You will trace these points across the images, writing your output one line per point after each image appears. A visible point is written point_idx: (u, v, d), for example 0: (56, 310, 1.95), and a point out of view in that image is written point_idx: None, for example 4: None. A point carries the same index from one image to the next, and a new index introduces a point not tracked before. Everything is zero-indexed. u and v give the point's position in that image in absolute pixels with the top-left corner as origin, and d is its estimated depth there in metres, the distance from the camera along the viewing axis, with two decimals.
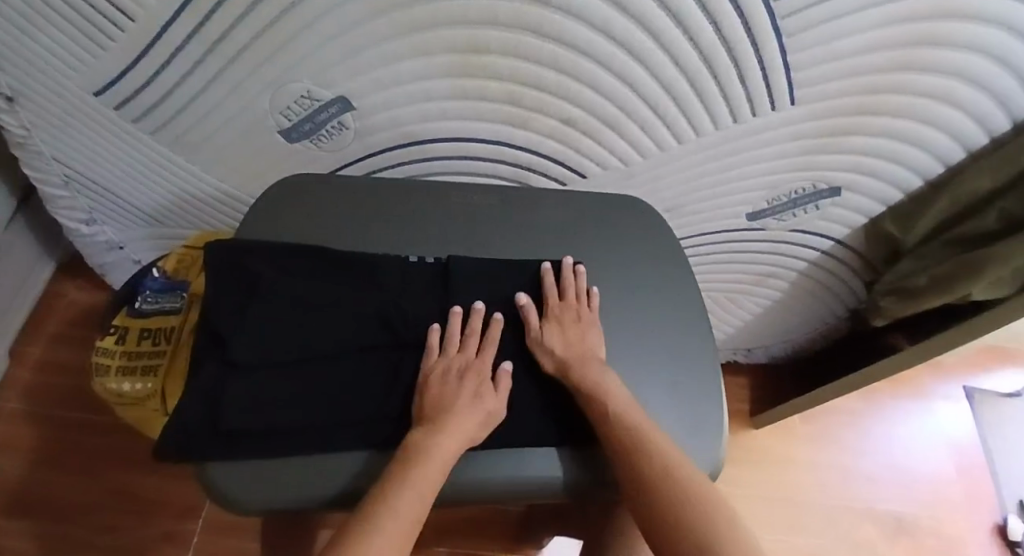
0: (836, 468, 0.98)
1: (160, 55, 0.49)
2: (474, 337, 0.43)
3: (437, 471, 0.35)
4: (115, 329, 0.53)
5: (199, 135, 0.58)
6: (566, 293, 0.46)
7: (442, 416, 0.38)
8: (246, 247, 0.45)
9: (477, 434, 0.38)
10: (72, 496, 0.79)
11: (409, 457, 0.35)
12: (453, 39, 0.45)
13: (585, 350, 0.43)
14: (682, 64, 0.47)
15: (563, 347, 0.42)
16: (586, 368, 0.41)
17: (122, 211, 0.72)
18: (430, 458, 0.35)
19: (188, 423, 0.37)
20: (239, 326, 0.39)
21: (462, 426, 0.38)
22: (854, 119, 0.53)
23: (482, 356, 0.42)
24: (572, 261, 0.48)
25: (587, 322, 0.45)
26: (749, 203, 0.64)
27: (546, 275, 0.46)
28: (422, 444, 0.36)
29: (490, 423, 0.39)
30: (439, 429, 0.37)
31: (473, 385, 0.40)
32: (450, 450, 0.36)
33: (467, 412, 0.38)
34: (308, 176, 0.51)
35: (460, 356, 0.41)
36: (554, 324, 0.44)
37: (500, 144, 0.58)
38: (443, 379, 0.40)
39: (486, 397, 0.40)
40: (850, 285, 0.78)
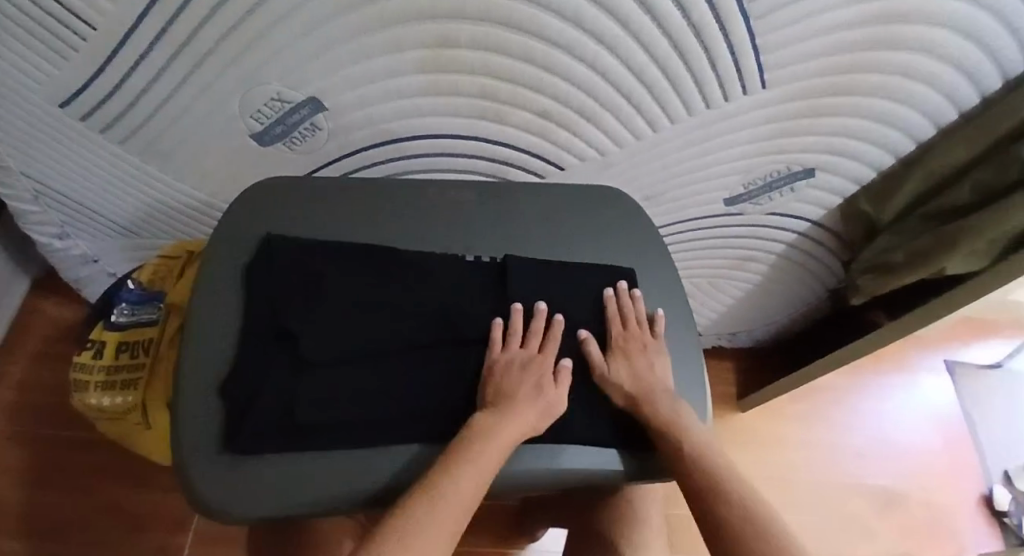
0: (824, 447, 0.99)
1: (126, 61, 0.48)
2: (537, 335, 0.43)
3: (500, 452, 0.36)
4: (93, 343, 0.53)
5: (170, 142, 0.57)
6: (630, 320, 0.46)
7: (507, 402, 0.39)
8: (302, 243, 0.44)
9: (539, 423, 0.39)
10: (56, 517, 0.77)
11: (474, 435, 0.36)
12: (423, 34, 0.45)
13: (654, 384, 0.43)
14: (653, 51, 0.47)
15: (633, 383, 0.43)
16: (658, 405, 0.42)
17: (94, 223, 0.71)
18: (495, 439, 0.36)
19: (261, 418, 0.36)
20: (309, 321, 0.39)
21: (524, 411, 0.39)
22: (824, 100, 0.53)
23: (544, 353, 0.43)
24: (628, 285, 0.48)
25: (653, 351, 0.45)
26: (727, 188, 0.64)
27: (610, 302, 0.47)
28: (486, 430, 0.37)
29: (550, 416, 0.40)
30: (505, 412, 0.38)
31: (536, 378, 0.41)
32: (514, 433, 0.37)
33: (529, 403, 0.39)
34: (280, 180, 0.49)
35: (524, 351, 0.42)
36: (622, 354, 0.44)
37: (476, 139, 0.58)
38: (509, 372, 0.40)
39: (548, 390, 0.41)
40: (829, 266, 0.79)
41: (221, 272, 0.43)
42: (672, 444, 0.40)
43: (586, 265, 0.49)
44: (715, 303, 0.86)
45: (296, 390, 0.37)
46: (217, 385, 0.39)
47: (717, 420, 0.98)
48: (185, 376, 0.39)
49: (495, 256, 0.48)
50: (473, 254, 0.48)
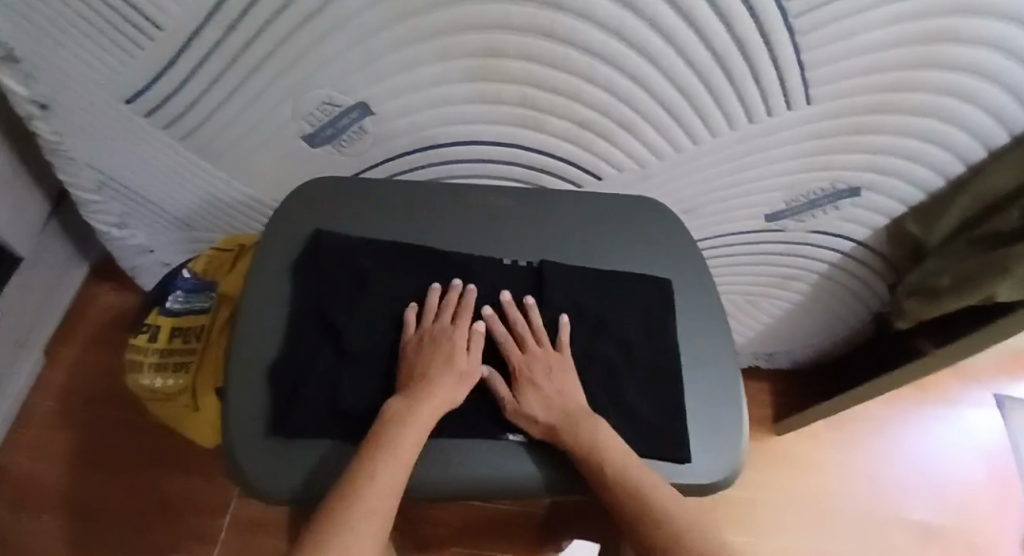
0: (862, 475, 0.96)
1: (189, 63, 0.51)
2: (449, 308, 0.42)
3: (415, 438, 0.35)
4: (148, 327, 0.55)
5: (224, 140, 0.60)
6: (528, 341, 0.42)
7: (420, 385, 0.37)
8: (349, 239, 0.46)
9: (455, 398, 0.38)
10: (102, 494, 0.81)
11: (387, 423, 0.35)
12: (468, 44, 0.47)
13: (569, 406, 0.39)
14: (696, 64, 0.47)
15: (547, 411, 0.38)
16: (579, 427, 0.38)
17: (152, 215, 0.75)
18: (408, 426, 0.35)
19: (310, 404, 0.38)
20: (354, 316, 0.41)
21: (437, 394, 0.37)
22: (870, 118, 0.53)
23: (457, 323, 0.42)
24: (512, 299, 0.44)
25: (561, 369, 0.41)
26: (769, 203, 0.63)
27: (496, 326, 0.42)
28: (397, 412, 0.36)
29: (466, 382, 0.39)
30: (418, 398, 0.36)
31: (448, 350, 0.40)
32: (429, 418, 0.36)
33: (440, 377, 0.38)
34: (332, 181, 0.50)
35: (433, 325, 0.41)
36: (528, 382, 0.39)
37: (516, 147, 0.59)
38: (418, 350, 0.40)
39: (460, 360, 0.40)
40: (871, 286, 0.77)
41: (272, 264, 0.45)
42: (593, 468, 0.36)
43: (628, 273, 0.48)
44: (751, 320, 0.84)
45: (342, 379, 0.39)
46: (262, 369, 0.41)
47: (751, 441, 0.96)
48: (234, 358, 0.41)
49: (530, 260, 0.48)
50: (510, 258, 0.48)
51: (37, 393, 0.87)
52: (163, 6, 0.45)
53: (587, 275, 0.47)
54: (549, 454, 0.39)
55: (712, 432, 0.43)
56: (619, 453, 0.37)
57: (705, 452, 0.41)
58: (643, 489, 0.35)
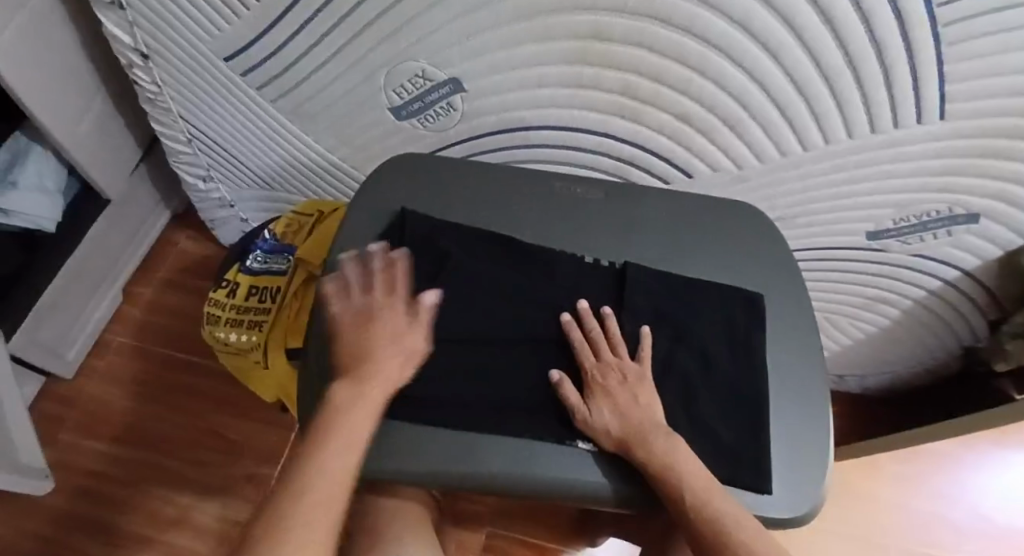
0: (923, 516, 0.90)
1: (292, 25, 0.51)
2: (385, 279, 0.42)
3: (361, 424, 0.35)
4: (228, 282, 0.58)
5: (314, 104, 0.60)
6: (602, 349, 0.40)
7: (361, 369, 0.37)
8: (432, 220, 0.45)
9: (404, 376, 0.38)
10: (167, 430, 0.86)
11: (332, 412, 0.35)
12: (576, 25, 0.44)
13: (643, 419, 0.37)
14: (821, 64, 0.43)
15: (619, 424, 0.37)
16: (651, 441, 0.36)
17: (235, 172, 0.77)
18: (352, 414, 0.35)
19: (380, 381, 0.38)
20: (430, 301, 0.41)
21: (376, 376, 0.37)
22: (1006, 142, 0.47)
23: (393, 294, 0.41)
24: (589, 304, 0.42)
25: (636, 380, 0.39)
26: (872, 220, 0.59)
27: (571, 330, 0.40)
28: (343, 399, 0.36)
29: (414, 359, 0.39)
30: (359, 383, 0.37)
31: (392, 326, 0.40)
32: (374, 403, 0.36)
33: (387, 356, 0.38)
34: (420, 158, 0.49)
35: (372, 299, 0.41)
36: (600, 392, 0.38)
37: (606, 137, 0.56)
38: (353, 329, 0.40)
39: (404, 338, 0.39)
40: (968, 321, 0.71)
41: (355, 238, 0.45)
42: (665, 486, 0.35)
43: (719, 284, 0.46)
44: (828, 339, 0.79)
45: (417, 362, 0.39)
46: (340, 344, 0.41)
47: None
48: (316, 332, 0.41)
49: (614, 260, 0.46)
50: (593, 257, 0.46)
51: (116, 327, 0.93)
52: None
53: (674, 283, 0.45)
54: (619, 467, 0.38)
55: (796, 465, 0.40)
56: (692, 471, 0.35)
57: (786, 487, 0.39)
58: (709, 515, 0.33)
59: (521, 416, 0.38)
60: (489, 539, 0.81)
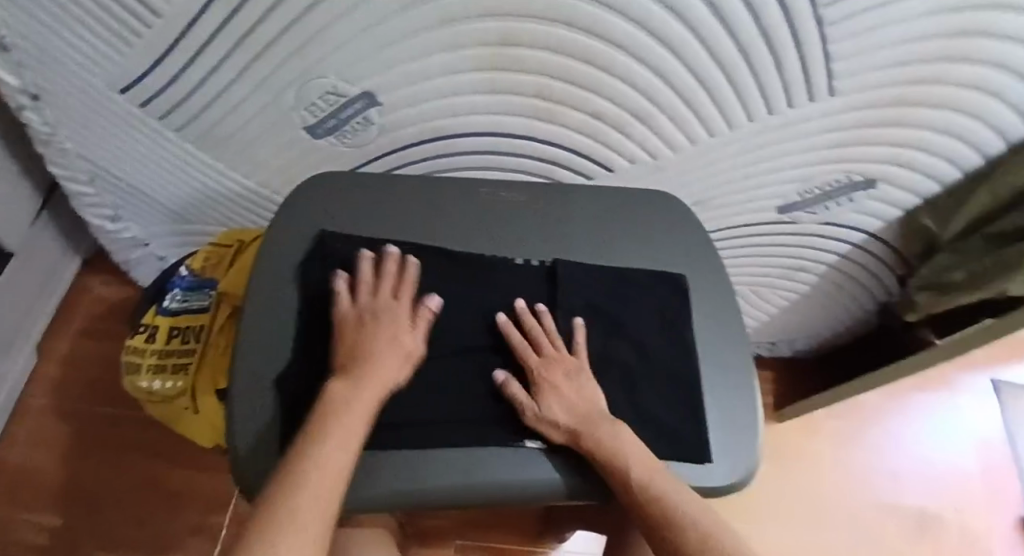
0: (861, 465, 0.96)
1: (190, 51, 0.48)
2: (389, 282, 0.41)
3: (362, 415, 0.33)
4: (146, 327, 0.55)
5: (222, 131, 0.57)
6: (540, 343, 0.40)
7: (361, 365, 0.36)
8: (354, 239, 0.44)
9: (399, 376, 0.37)
10: (100, 490, 0.80)
11: (329, 403, 0.33)
12: (483, 32, 0.44)
13: (589, 409, 0.38)
14: (717, 54, 0.45)
15: (570, 417, 0.37)
16: (600, 430, 0.37)
17: (145, 208, 0.72)
18: (351, 403, 0.33)
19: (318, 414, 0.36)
20: None
21: (380, 372, 0.36)
22: (891, 111, 0.51)
23: (399, 298, 0.40)
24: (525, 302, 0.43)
25: (577, 372, 0.40)
26: (782, 196, 0.62)
27: (510, 330, 0.40)
28: (341, 391, 0.34)
29: (412, 360, 0.38)
30: (354, 378, 0.35)
31: (391, 324, 0.38)
32: (372, 399, 0.34)
33: (387, 353, 0.37)
34: (336, 175, 0.47)
35: (373, 299, 0.40)
36: (548, 386, 0.38)
37: (525, 138, 0.57)
38: (356, 325, 0.38)
39: (403, 336, 0.38)
40: (879, 278, 0.76)
41: (274, 265, 0.42)
42: (615, 475, 0.35)
43: (646, 272, 0.47)
44: (757, 310, 0.83)
45: None
46: (272, 380, 0.38)
47: None
48: (240, 368, 0.38)
49: (543, 259, 0.47)
50: (522, 257, 0.46)
51: (31, 388, 0.85)
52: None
53: (602, 275, 0.46)
54: (569, 464, 0.38)
55: (730, 435, 0.42)
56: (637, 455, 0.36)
57: (724, 456, 0.41)
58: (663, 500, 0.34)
59: (466, 424, 0.37)
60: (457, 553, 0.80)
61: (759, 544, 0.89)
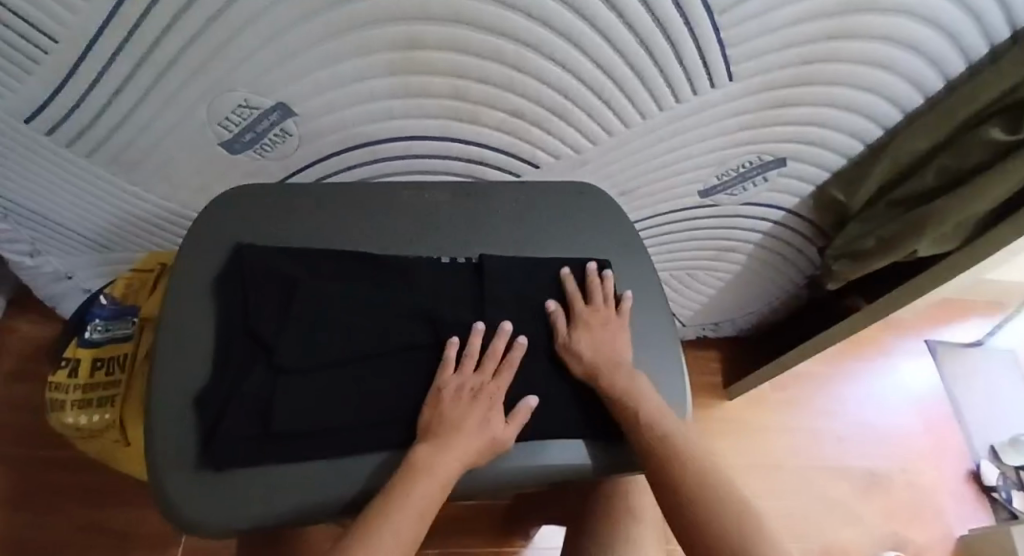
0: (811, 433, 1.00)
1: (91, 75, 0.47)
2: (495, 358, 0.41)
3: (441, 484, 0.35)
4: (68, 361, 0.52)
5: (137, 152, 0.56)
6: (594, 298, 0.46)
7: (448, 438, 0.37)
8: (270, 251, 0.43)
9: (479, 458, 0.38)
10: (33, 538, 0.76)
11: (411, 470, 0.35)
12: (390, 36, 0.44)
13: (612, 356, 0.44)
14: (620, 47, 0.47)
15: (597, 355, 0.43)
16: (617, 375, 0.42)
17: (64, 239, 0.69)
18: (432, 475, 0.35)
19: (233, 432, 0.35)
20: (283, 328, 0.38)
21: (462, 450, 0.37)
22: (790, 91, 0.54)
23: (500, 380, 0.41)
24: (509, 328, 0.43)
25: (616, 328, 0.46)
26: (701, 180, 0.65)
27: (569, 281, 0.47)
28: (422, 460, 0.35)
29: (492, 449, 0.38)
30: (443, 448, 0.36)
31: (483, 409, 0.39)
32: (453, 468, 0.36)
33: (470, 437, 0.37)
34: (252, 187, 0.47)
35: (475, 378, 0.40)
36: (587, 327, 0.44)
37: (449, 139, 0.57)
38: (456, 400, 0.39)
39: (493, 423, 0.39)
40: (804, 252, 0.80)
41: (190, 283, 0.42)
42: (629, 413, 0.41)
43: (570, 261, 0.48)
44: (695, 293, 0.86)
45: (274, 400, 0.36)
46: (190, 400, 0.37)
47: (705, 409, 0.98)
48: (158, 386, 0.37)
49: (468, 256, 0.47)
50: (448, 256, 0.47)
51: None
52: (56, 14, 0.40)
53: (526, 268, 0.47)
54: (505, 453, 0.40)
55: None
56: (646, 399, 0.42)
57: None
58: (657, 429, 0.40)
59: (393, 424, 0.38)
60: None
61: None
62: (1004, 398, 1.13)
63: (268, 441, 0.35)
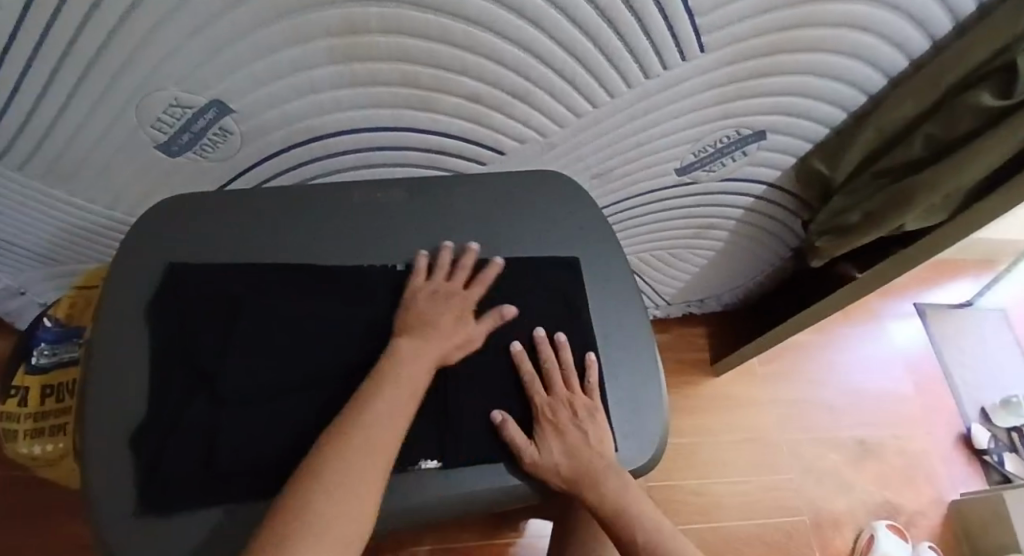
0: (803, 404, 0.99)
1: (3, 81, 0.42)
2: (465, 270, 0.43)
3: (424, 370, 0.36)
4: (15, 389, 0.47)
5: (69, 160, 0.52)
6: (554, 385, 0.41)
7: (424, 330, 0.38)
8: (211, 272, 0.40)
9: (455, 353, 0.39)
10: None
11: (398, 354, 0.36)
12: (326, 22, 0.40)
13: (592, 453, 0.40)
14: (580, 21, 0.43)
15: (569, 462, 0.39)
16: (603, 487, 0.39)
17: (10, 254, 0.65)
18: (417, 359, 0.36)
19: (179, 472, 0.33)
20: (227, 357, 0.36)
21: (441, 340, 0.38)
22: (767, 60, 0.51)
23: (473, 287, 0.43)
24: (478, 248, 0.44)
25: (587, 414, 0.41)
26: (677, 158, 0.61)
27: (521, 360, 0.41)
28: (405, 347, 0.37)
29: (465, 347, 0.40)
30: (399, 375, 0.35)
31: (457, 309, 0.41)
32: (434, 354, 0.37)
33: (446, 332, 0.39)
34: (189, 198, 0.43)
35: (447, 284, 0.42)
36: (552, 429, 0.40)
37: (405, 130, 0.53)
38: (430, 301, 0.40)
39: (468, 323, 0.41)
40: (788, 225, 0.78)
41: (124, 306, 0.39)
42: (621, 531, 0.39)
43: (537, 261, 0.46)
44: (677, 272, 0.84)
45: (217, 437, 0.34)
46: (126, 437, 0.35)
47: (694, 386, 0.97)
48: (90, 428, 0.35)
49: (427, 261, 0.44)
50: (405, 263, 0.44)
51: None
52: None
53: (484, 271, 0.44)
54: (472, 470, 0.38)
55: (629, 415, 0.43)
56: (637, 505, 0.39)
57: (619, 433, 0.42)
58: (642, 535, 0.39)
59: None
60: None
61: (711, 496, 0.89)
62: (994, 358, 1.12)
63: (214, 481, 0.33)
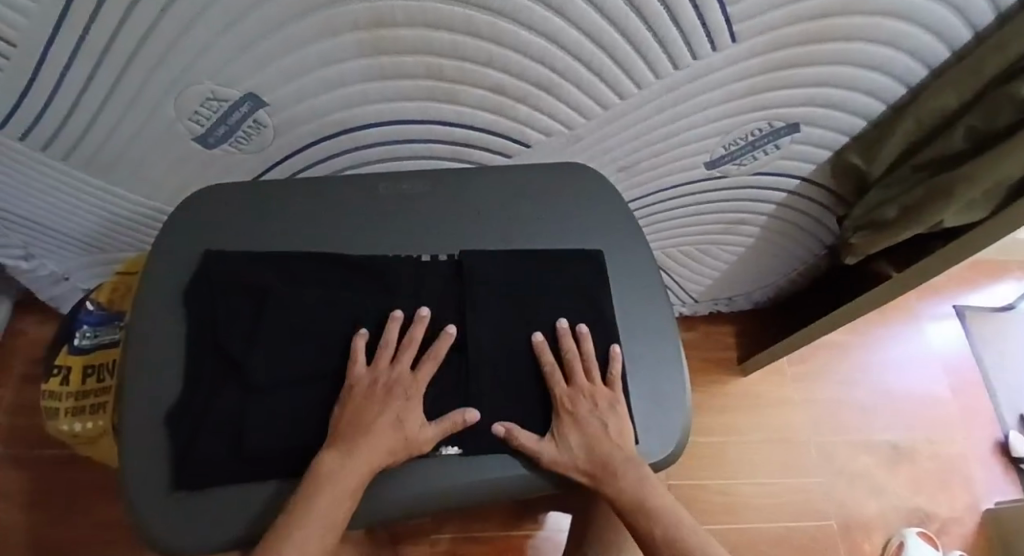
0: (832, 405, 0.97)
1: (52, 76, 0.44)
2: (411, 350, 0.39)
3: (349, 490, 0.33)
4: (59, 368, 0.51)
5: (111, 152, 0.54)
6: (575, 376, 0.41)
7: (356, 440, 0.35)
8: (242, 259, 0.41)
9: (394, 459, 0.36)
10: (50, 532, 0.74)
11: (319, 476, 0.33)
12: (353, 15, 0.40)
13: (611, 445, 0.39)
14: (606, 12, 0.42)
15: (586, 454, 0.39)
16: (621, 480, 0.39)
17: (56, 242, 0.68)
18: (340, 481, 0.33)
19: (210, 452, 0.35)
20: (256, 344, 0.37)
21: (374, 450, 0.35)
22: (799, 51, 0.49)
23: (418, 374, 0.39)
24: (429, 315, 0.40)
25: (608, 405, 0.41)
26: (706, 150, 0.60)
27: (542, 350, 0.41)
28: (329, 466, 0.34)
29: (407, 450, 0.36)
30: (311, 513, 0.32)
31: (398, 406, 0.37)
32: (364, 470, 0.34)
33: (382, 439, 0.36)
34: (223, 187, 0.45)
35: (389, 371, 0.38)
36: (570, 421, 0.40)
37: (431, 122, 0.54)
38: (368, 398, 0.37)
39: (410, 421, 0.37)
40: (822, 221, 0.76)
41: (161, 291, 0.40)
42: (640, 526, 0.39)
43: (560, 253, 0.45)
44: (705, 269, 0.82)
45: (245, 421, 0.35)
46: (162, 418, 0.37)
47: (720, 385, 0.95)
48: (129, 408, 0.37)
49: (451, 252, 0.44)
50: (429, 254, 0.44)
51: None
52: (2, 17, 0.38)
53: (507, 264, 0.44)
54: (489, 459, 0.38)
55: (651, 410, 0.43)
56: (657, 497, 0.39)
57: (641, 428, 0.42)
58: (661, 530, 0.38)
59: None
60: (436, 545, 0.80)
61: (734, 496, 0.88)
62: None
63: (243, 460, 0.35)
